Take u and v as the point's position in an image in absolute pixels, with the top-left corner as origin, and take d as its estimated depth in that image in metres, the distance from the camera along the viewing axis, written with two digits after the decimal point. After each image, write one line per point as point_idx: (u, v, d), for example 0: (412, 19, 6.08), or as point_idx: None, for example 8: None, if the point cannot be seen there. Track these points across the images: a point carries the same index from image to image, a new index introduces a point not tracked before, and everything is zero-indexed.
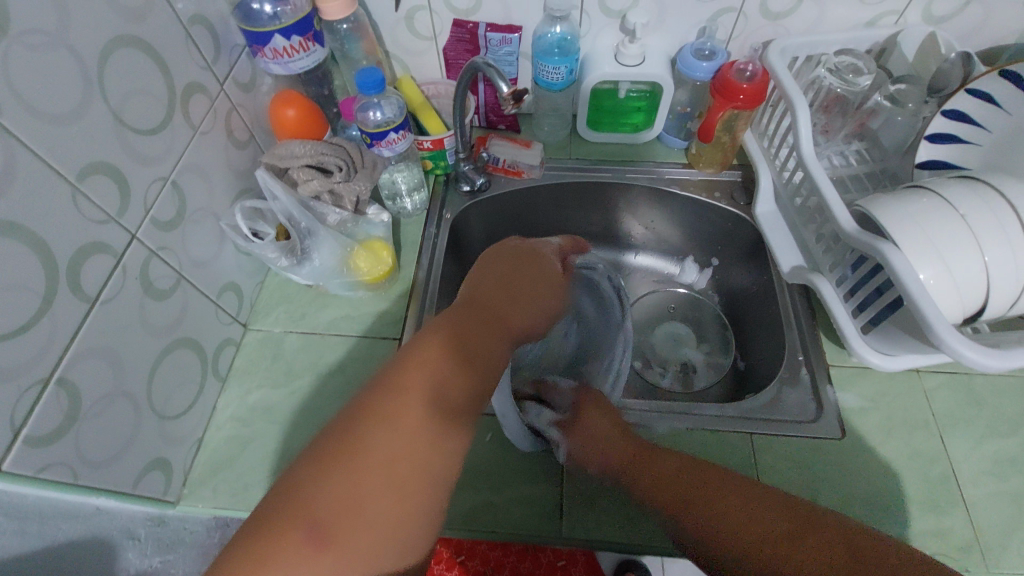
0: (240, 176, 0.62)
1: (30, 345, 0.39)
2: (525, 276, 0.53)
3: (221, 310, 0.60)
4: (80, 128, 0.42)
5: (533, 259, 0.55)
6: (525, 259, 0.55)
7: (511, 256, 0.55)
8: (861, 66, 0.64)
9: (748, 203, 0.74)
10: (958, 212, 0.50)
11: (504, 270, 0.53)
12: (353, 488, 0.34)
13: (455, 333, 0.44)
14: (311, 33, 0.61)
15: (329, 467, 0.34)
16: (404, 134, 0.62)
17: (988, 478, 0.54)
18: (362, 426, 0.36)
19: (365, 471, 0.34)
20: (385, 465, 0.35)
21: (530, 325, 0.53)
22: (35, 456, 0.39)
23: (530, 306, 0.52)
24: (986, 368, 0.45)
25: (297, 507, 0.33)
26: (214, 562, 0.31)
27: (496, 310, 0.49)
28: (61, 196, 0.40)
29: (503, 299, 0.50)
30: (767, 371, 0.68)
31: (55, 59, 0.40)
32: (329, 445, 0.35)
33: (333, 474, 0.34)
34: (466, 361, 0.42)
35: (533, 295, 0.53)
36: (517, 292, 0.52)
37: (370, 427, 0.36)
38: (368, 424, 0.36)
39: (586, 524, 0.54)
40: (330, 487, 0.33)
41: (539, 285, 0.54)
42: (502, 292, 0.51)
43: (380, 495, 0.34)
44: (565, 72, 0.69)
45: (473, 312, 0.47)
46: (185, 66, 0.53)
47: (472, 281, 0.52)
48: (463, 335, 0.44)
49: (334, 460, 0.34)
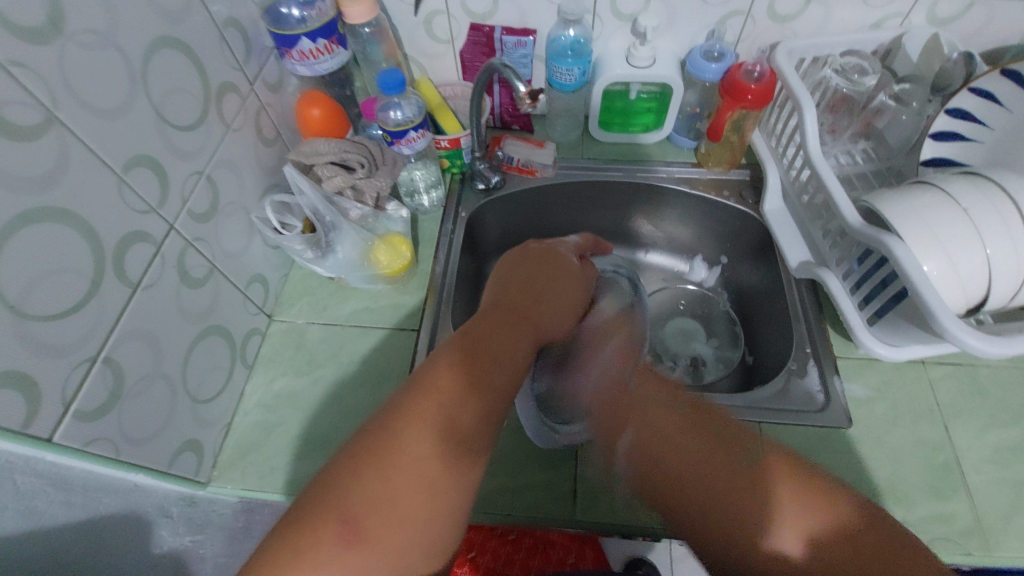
0: (268, 172, 0.65)
1: (80, 325, 0.41)
2: (549, 280, 0.56)
3: (249, 300, 0.63)
4: (126, 123, 0.45)
5: (555, 261, 0.58)
6: (546, 262, 0.58)
7: (533, 259, 0.58)
8: (867, 66, 0.66)
9: (757, 201, 0.76)
10: (960, 205, 0.52)
11: (530, 272, 0.56)
12: (384, 488, 0.37)
13: (480, 336, 0.46)
14: (336, 37, 0.64)
15: (362, 466, 0.37)
16: (422, 133, 0.65)
17: (994, 466, 0.56)
18: (394, 431, 0.39)
19: (393, 472, 0.37)
20: (414, 468, 0.38)
21: (557, 328, 0.55)
22: (83, 430, 0.42)
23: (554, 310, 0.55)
24: (987, 353, 0.47)
25: (333, 503, 0.36)
26: (257, 550, 0.34)
27: (522, 307, 0.52)
28: (108, 186, 0.43)
29: (528, 302, 0.53)
30: (775, 364, 0.70)
31: (105, 59, 0.42)
32: (362, 447, 0.38)
33: (366, 475, 0.37)
34: (491, 365, 0.44)
35: (556, 298, 0.55)
36: (544, 292, 0.54)
37: (401, 433, 0.39)
38: (397, 428, 0.39)
39: (597, 509, 0.56)
40: (361, 485, 0.36)
41: (564, 287, 0.56)
42: (527, 295, 0.53)
43: (409, 498, 0.37)
44: (577, 74, 0.71)
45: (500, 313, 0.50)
46: (219, 67, 0.56)
47: (495, 288, 0.55)
48: (488, 336, 0.46)
49: (368, 461, 0.37)
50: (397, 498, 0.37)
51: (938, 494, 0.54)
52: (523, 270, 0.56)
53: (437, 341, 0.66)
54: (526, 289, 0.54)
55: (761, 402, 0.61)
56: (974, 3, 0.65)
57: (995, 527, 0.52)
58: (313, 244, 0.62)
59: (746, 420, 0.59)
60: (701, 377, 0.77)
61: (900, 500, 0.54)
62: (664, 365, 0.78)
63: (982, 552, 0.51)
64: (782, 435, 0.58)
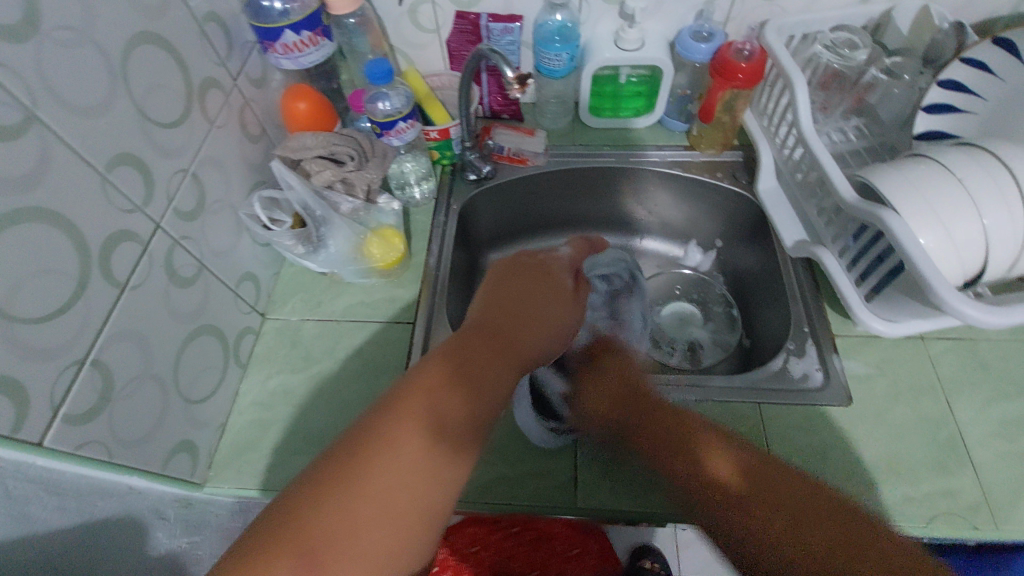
0: (254, 168, 0.64)
1: (67, 328, 0.41)
2: (534, 293, 0.47)
3: (240, 299, 0.62)
4: (107, 121, 0.44)
5: (549, 269, 0.50)
6: (536, 275, 0.49)
7: (520, 272, 0.49)
8: (857, 41, 0.66)
9: (750, 182, 0.76)
10: (954, 177, 0.51)
11: (519, 285, 0.47)
12: (348, 515, 0.32)
13: (463, 353, 0.41)
14: (321, 28, 0.63)
15: (327, 490, 0.33)
16: (412, 123, 0.64)
17: (996, 440, 0.55)
18: (368, 448, 0.35)
19: (364, 496, 0.33)
20: (383, 494, 0.34)
21: (546, 348, 0.46)
22: (74, 434, 0.41)
23: (543, 326, 0.47)
24: (988, 324, 0.46)
25: (294, 530, 0.32)
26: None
27: (508, 324, 0.44)
28: (91, 186, 0.42)
29: (510, 321, 0.45)
30: (773, 345, 0.70)
31: (83, 56, 0.42)
32: (327, 465, 0.34)
33: (329, 501, 0.33)
34: (476, 379, 0.39)
35: (546, 313, 0.47)
36: (529, 313, 0.46)
37: (375, 451, 0.35)
38: (370, 445, 0.35)
39: (600, 496, 0.55)
40: (326, 513, 0.32)
41: (558, 298, 0.49)
42: (511, 312, 0.45)
43: (377, 526, 0.33)
44: (566, 59, 0.71)
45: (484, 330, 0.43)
46: (201, 62, 0.55)
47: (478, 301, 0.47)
48: (471, 354, 0.41)
49: (334, 481, 0.33)
50: (362, 528, 0.33)
51: (941, 469, 0.54)
52: (507, 285, 0.47)
53: (432, 333, 0.65)
54: (512, 306, 0.46)
55: (761, 383, 0.61)
56: None
57: (999, 499, 0.52)
58: (303, 238, 0.61)
59: (746, 402, 0.59)
60: (700, 361, 0.76)
61: (903, 476, 0.54)
62: (662, 350, 0.77)
63: (986, 525, 0.51)
64: (782, 415, 0.58)
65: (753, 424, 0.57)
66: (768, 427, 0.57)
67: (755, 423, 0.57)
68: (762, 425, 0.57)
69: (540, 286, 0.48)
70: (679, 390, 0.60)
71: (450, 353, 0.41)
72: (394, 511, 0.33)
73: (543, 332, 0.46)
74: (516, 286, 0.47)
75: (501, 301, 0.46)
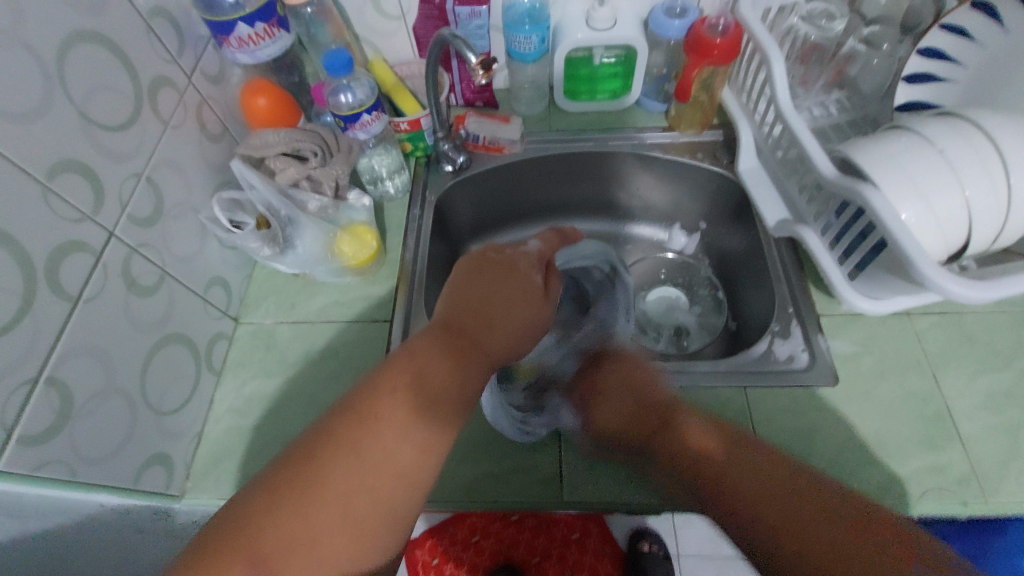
0: (217, 169, 0.62)
1: (15, 345, 0.39)
2: (503, 289, 0.45)
3: (210, 305, 0.60)
4: (45, 125, 0.42)
5: (519, 270, 0.48)
6: (504, 275, 0.46)
7: (488, 271, 0.46)
8: (834, 10, 0.63)
9: (732, 161, 0.74)
10: (936, 148, 0.50)
11: (485, 287, 0.45)
12: (303, 522, 0.32)
13: (427, 362, 0.39)
14: (276, 19, 0.60)
15: (280, 497, 0.33)
16: (377, 115, 0.62)
17: (983, 413, 0.55)
18: (324, 452, 0.34)
19: (317, 515, 0.33)
20: (341, 499, 0.33)
21: (507, 352, 0.45)
22: (31, 454, 0.40)
23: (511, 325, 0.45)
24: (969, 299, 0.45)
25: (247, 536, 0.32)
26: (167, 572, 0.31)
27: (473, 330, 0.42)
28: (32, 195, 0.40)
29: (481, 321, 0.43)
30: (757, 327, 0.69)
31: (12, 57, 0.39)
32: (288, 468, 0.34)
33: (283, 507, 0.32)
34: (439, 389, 0.38)
35: (513, 311, 0.45)
36: (493, 320, 0.44)
37: (332, 456, 0.34)
38: (328, 459, 0.34)
39: (586, 489, 0.54)
40: (276, 522, 0.32)
41: (526, 296, 0.46)
42: (478, 311, 0.43)
43: (331, 535, 0.33)
44: (537, 41, 0.69)
45: (449, 334, 0.41)
46: (150, 60, 0.52)
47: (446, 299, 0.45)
48: (435, 361, 0.39)
49: (289, 489, 0.33)
50: (318, 535, 0.33)
51: (929, 445, 0.53)
52: (473, 287, 0.45)
53: (410, 331, 0.64)
54: (477, 311, 0.43)
55: (746, 367, 0.60)
56: None
57: (986, 473, 0.51)
58: (269, 240, 0.59)
59: (732, 387, 0.57)
60: (686, 346, 0.75)
61: (891, 454, 0.53)
62: (647, 337, 0.76)
63: (974, 500, 0.50)
64: (769, 399, 0.57)
65: (740, 410, 0.56)
66: (755, 412, 0.56)
67: (742, 408, 0.56)
68: (749, 410, 0.56)
69: (508, 288, 0.45)
70: (663, 379, 0.59)
71: (414, 358, 0.39)
72: (348, 528, 0.33)
73: (508, 338, 0.44)
74: (483, 287, 0.45)
75: (466, 306, 0.44)
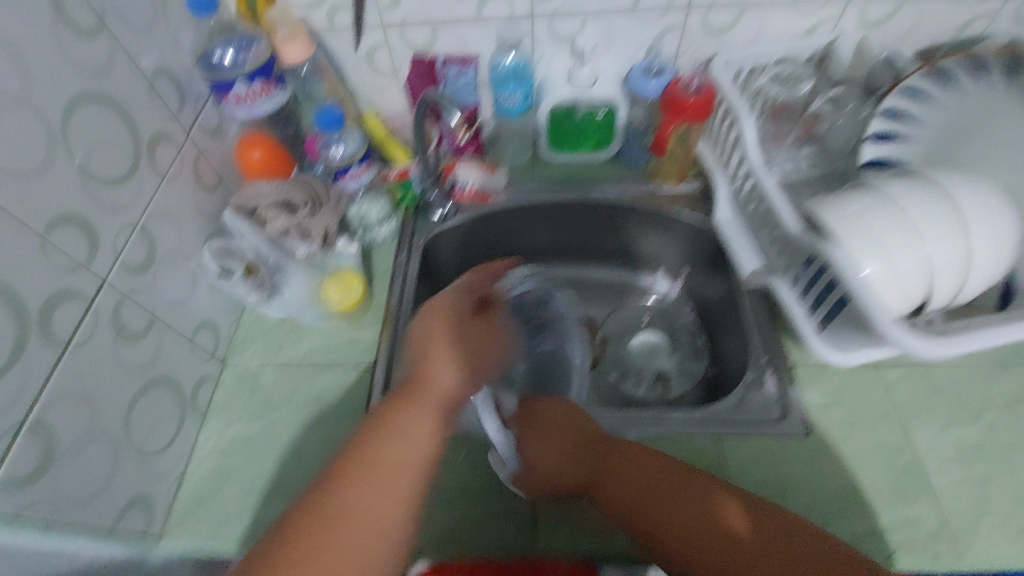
0: (210, 216, 0.65)
1: (3, 391, 0.40)
2: (462, 336, 0.53)
3: (198, 348, 0.62)
4: (47, 181, 0.44)
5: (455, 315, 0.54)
6: (463, 325, 0.54)
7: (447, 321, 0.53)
8: (800, 74, 0.69)
9: (709, 211, 0.76)
10: (899, 206, 0.52)
11: (428, 338, 0.51)
12: (320, 555, 0.37)
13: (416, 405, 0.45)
14: (273, 78, 0.64)
15: (295, 537, 0.37)
16: (367, 167, 0.66)
17: (951, 466, 0.56)
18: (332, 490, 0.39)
19: (328, 551, 0.37)
20: (349, 529, 0.38)
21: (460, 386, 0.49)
22: (12, 499, 0.41)
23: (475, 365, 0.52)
24: (929, 355, 0.47)
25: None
26: None
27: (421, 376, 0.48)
28: (30, 246, 0.43)
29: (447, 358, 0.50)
30: (735, 375, 0.70)
31: (20, 119, 0.42)
32: (299, 510, 0.39)
33: (297, 545, 0.37)
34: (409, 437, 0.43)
35: (474, 354, 0.52)
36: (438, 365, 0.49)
37: (339, 493, 0.39)
38: (337, 493, 0.39)
39: (561, 536, 0.52)
40: (296, 559, 0.36)
41: (484, 343, 0.55)
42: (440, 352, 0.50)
43: (345, 562, 0.37)
44: (521, 97, 0.73)
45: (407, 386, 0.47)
46: (151, 117, 0.56)
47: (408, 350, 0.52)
48: (398, 413, 0.44)
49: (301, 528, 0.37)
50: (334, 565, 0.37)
51: (900, 498, 0.54)
52: (431, 333, 0.52)
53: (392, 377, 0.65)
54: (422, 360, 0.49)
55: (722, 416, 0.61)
56: (902, 4, 0.67)
57: (957, 528, 0.52)
58: (256, 286, 0.61)
59: (706, 436, 0.58)
60: (667, 392, 0.76)
61: (862, 507, 0.53)
62: (629, 382, 0.77)
63: (946, 556, 0.51)
64: (741, 449, 0.57)
65: (713, 461, 0.57)
66: (728, 463, 0.57)
67: (716, 459, 0.57)
68: (723, 460, 0.57)
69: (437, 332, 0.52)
70: (643, 426, 0.60)
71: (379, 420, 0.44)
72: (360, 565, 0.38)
73: (455, 374, 0.49)
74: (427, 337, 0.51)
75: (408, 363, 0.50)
